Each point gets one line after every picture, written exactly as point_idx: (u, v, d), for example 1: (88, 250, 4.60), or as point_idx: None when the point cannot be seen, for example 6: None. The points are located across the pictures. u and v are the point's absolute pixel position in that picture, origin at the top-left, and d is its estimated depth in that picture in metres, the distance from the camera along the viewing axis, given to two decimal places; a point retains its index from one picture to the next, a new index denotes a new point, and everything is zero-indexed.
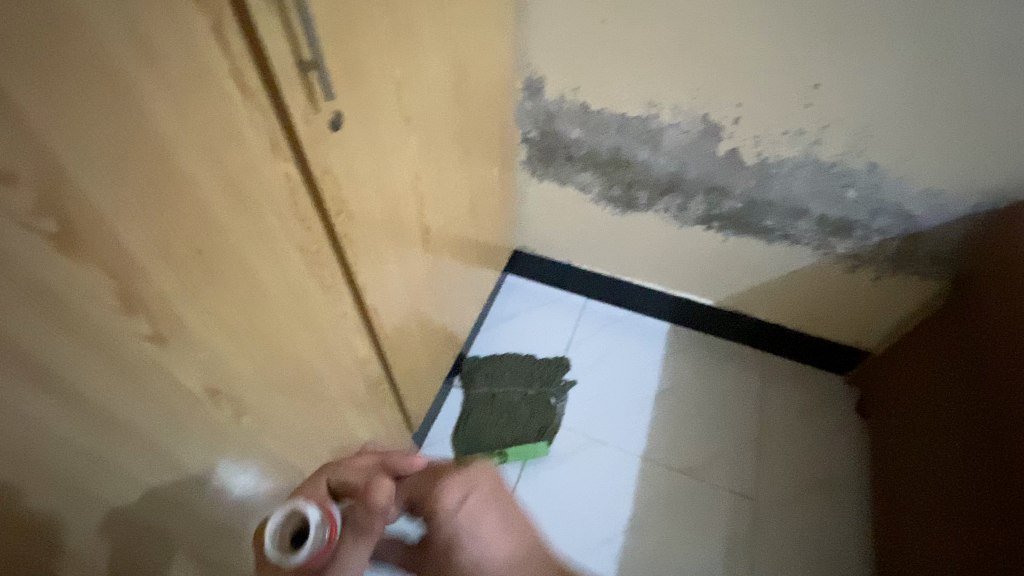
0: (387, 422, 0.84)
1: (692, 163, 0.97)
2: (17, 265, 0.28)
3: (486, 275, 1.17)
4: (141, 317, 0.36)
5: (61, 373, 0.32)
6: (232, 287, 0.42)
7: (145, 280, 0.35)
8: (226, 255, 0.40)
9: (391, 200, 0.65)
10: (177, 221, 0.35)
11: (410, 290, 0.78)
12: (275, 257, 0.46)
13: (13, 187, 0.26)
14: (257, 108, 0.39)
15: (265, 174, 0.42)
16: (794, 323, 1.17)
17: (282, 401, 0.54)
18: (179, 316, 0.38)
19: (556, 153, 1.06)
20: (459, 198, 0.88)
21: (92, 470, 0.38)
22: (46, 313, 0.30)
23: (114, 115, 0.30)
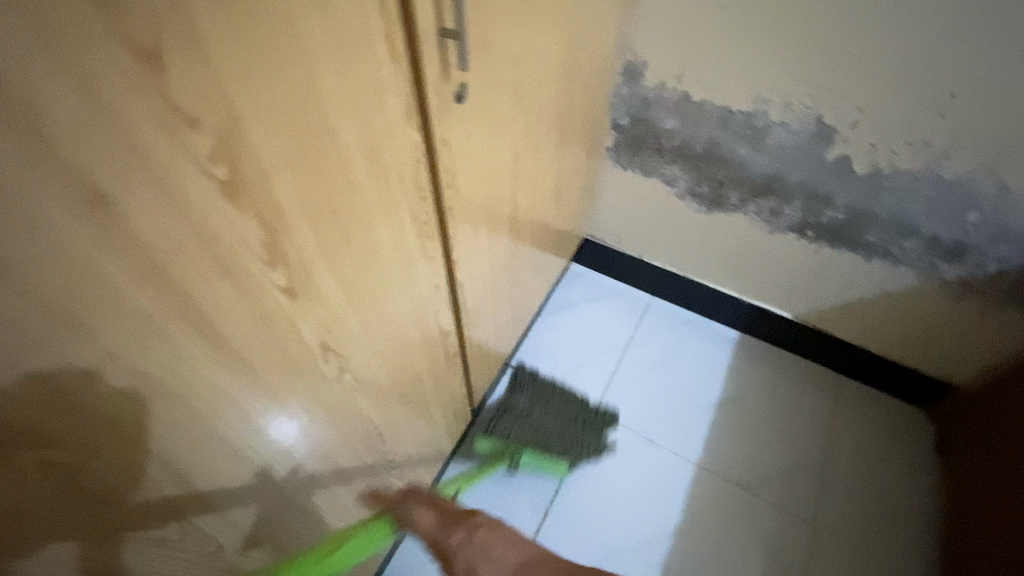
0: (454, 396, 0.85)
1: (796, 167, 0.91)
2: (192, 208, 0.30)
3: (556, 261, 1.15)
4: (279, 268, 0.37)
5: (212, 316, 0.34)
6: (352, 247, 0.43)
7: (288, 232, 0.36)
8: (352, 216, 0.41)
9: (492, 177, 0.64)
10: (319, 177, 0.37)
11: (492, 269, 0.78)
12: (391, 221, 0.47)
13: (197, 131, 0.28)
14: (398, 74, 0.39)
15: (395, 139, 0.42)
16: (878, 347, 1.10)
17: (375, 365, 0.55)
18: (308, 271, 0.40)
19: (647, 143, 1.02)
20: (548, 180, 0.86)
21: (223, 422, 0.40)
22: (209, 256, 0.32)
23: (282, 69, 0.31)
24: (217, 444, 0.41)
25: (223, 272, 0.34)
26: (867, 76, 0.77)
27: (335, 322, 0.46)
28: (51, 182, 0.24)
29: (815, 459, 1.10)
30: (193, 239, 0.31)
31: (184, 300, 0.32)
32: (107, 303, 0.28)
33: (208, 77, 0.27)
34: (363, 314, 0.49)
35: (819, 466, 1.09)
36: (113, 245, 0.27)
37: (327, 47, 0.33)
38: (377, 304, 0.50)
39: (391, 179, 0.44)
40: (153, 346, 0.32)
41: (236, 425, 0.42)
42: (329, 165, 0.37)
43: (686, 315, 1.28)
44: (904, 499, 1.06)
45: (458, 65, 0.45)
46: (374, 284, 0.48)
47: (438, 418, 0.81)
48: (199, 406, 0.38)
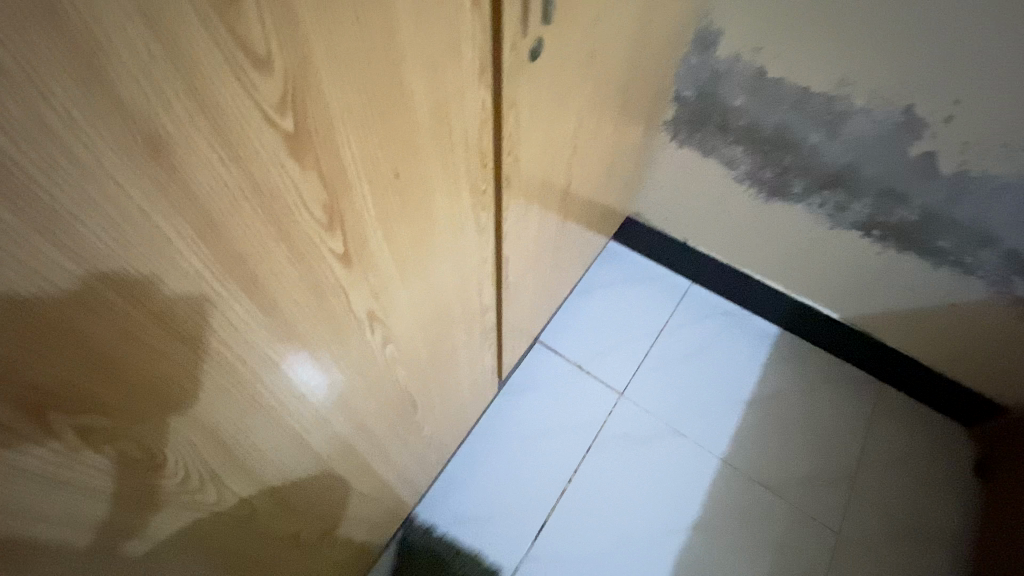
0: (486, 369, 0.83)
1: (872, 160, 0.84)
2: (255, 164, 0.27)
3: (598, 238, 1.11)
4: (337, 233, 0.34)
5: (264, 280, 0.32)
6: (409, 213, 0.40)
7: (351, 191, 0.34)
8: (412, 179, 0.38)
9: (552, 146, 0.60)
10: (386, 135, 0.34)
11: (537, 244, 0.74)
12: (452, 186, 0.43)
13: (268, 76, 0.25)
14: (478, 25, 0.35)
15: (465, 99, 0.39)
16: (929, 359, 1.04)
17: (416, 337, 0.53)
18: (363, 236, 0.37)
19: (710, 119, 0.95)
20: (603, 152, 0.81)
21: (266, 386, 0.39)
22: (267, 214, 0.30)
23: (361, 10, 0.27)
24: (259, 407, 0.39)
25: (280, 230, 0.31)
26: (972, 68, 0.69)
27: (385, 288, 0.43)
28: (109, 126, 0.21)
29: (845, 467, 1.07)
30: (255, 193, 0.28)
31: (238, 258, 0.30)
32: (161, 259, 0.26)
33: (279, 8, 0.24)
34: (412, 281, 0.46)
35: (848, 473, 1.06)
36: (174, 195, 0.24)
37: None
38: (426, 272, 0.48)
39: (456, 141, 0.41)
40: (202, 308, 0.30)
41: (279, 392, 0.40)
42: (396, 118, 0.34)
43: (724, 305, 1.23)
44: (935, 517, 1.02)
45: (540, 17, 0.40)
46: (427, 249, 0.45)
47: (469, 390, 0.79)
48: (243, 369, 0.36)
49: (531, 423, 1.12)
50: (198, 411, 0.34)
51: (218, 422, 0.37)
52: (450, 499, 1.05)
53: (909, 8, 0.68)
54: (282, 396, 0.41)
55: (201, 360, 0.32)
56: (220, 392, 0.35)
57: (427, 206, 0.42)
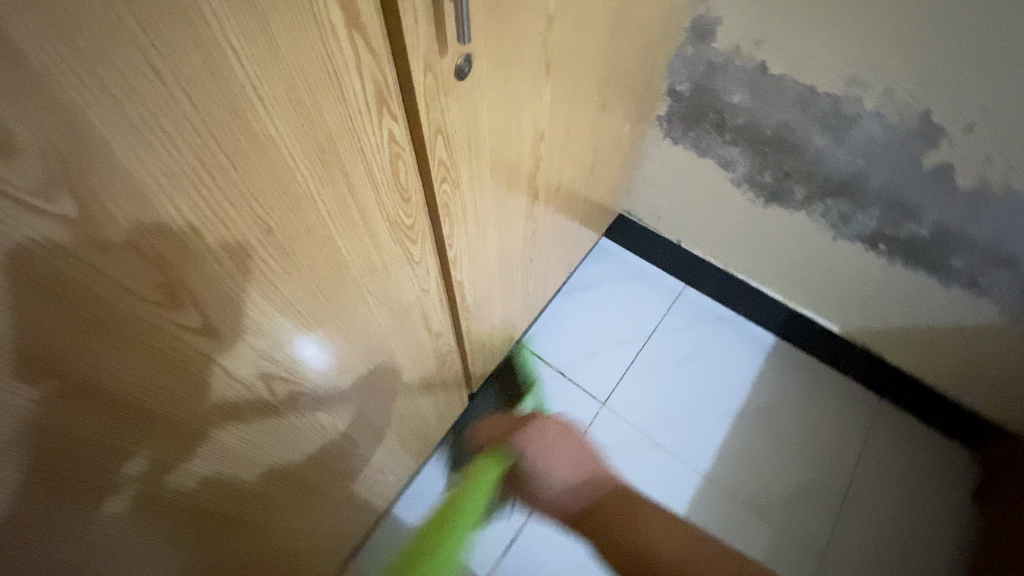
0: (447, 384, 0.79)
1: (881, 169, 0.76)
2: (26, 265, 0.23)
3: (584, 239, 1.04)
4: (184, 303, 0.31)
5: (85, 376, 0.29)
6: (291, 263, 0.37)
7: (194, 255, 0.30)
8: (291, 227, 0.35)
9: (510, 164, 0.54)
10: (239, 193, 0.30)
11: (503, 260, 0.68)
12: (356, 225, 0.39)
13: (18, 160, 0.21)
14: (362, 54, 0.31)
15: (361, 136, 0.34)
16: (933, 378, 0.98)
17: (334, 373, 0.50)
18: (224, 296, 0.34)
19: (707, 115, 0.87)
20: (580, 157, 0.74)
21: (138, 466, 0.35)
22: (68, 306, 0.26)
23: (167, 71, 0.23)
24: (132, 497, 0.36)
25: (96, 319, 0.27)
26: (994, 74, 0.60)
27: (275, 337, 0.40)
28: None
29: (836, 488, 1.02)
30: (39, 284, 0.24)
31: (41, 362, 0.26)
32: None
33: (26, 87, 0.20)
34: (313, 325, 0.42)
35: (838, 494, 1.01)
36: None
37: (235, 29, 0.25)
38: (332, 313, 0.44)
39: (350, 181, 0.36)
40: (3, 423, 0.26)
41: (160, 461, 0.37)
42: (249, 172, 0.30)
43: (719, 311, 1.17)
44: (927, 543, 0.97)
45: (452, 39, 0.35)
46: (327, 292, 0.41)
47: (425, 407, 0.76)
48: (90, 474, 0.32)
49: None
50: (33, 527, 0.31)
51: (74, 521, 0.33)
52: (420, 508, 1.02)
53: (914, 7, 0.60)
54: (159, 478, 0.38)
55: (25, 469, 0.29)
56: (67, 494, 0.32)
57: (315, 250, 0.37)
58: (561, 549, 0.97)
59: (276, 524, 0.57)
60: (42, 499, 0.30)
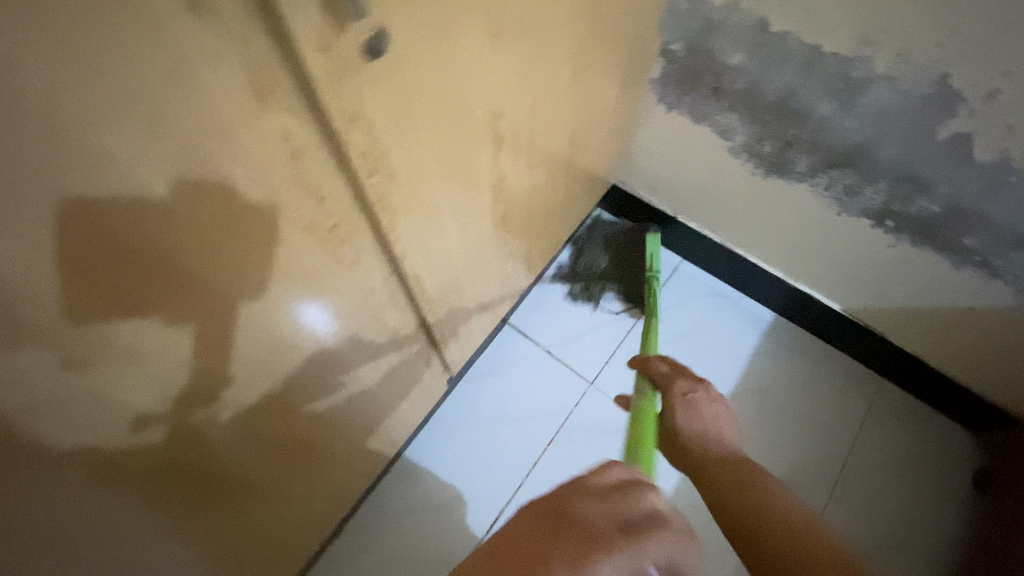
0: (419, 372, 0.76)
1: (891, 139, 0.69)
2: None
3: (573, 215, 0.99)
4: (25, 333, 0.29)
5: None
6: (170, 276, 0.34)
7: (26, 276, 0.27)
8: (157, 239, 0.32)
9: (464, 150, 0.49)
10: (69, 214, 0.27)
11: (471, 247, 0.63)
12: (253, 223, 0.36)
13: None
14: (221, 43, 0.27)
15: (238, 131, 0.31)
16: (938, 361, 0.92)
17: (261, 371, 0.48)
18: (79, 319, 0.31)
19: (703, 79, 0.79)
20: (559, 134, 0.67)
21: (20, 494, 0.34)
22: None
23: None
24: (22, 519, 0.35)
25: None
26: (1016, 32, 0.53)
27: (164, 346, 0.38)
28: None
29: (828, 470, 0.99)
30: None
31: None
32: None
33: None
34: (214, 327, 0.40)
35: (831, 477, 0.99)
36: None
37: (21, 27, 0.21)
38: (238, 317, 0.41)
39: (227, 182, 0.33)
40: None
41: (46, 482, 0.35)
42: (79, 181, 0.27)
43: (720, 288, 1.11)
44: (920, 528, 0.95)
45: (346, 18, 0.30)
46: (223, 294, 0.39)
47: (392, 394, 0.74)
48: None
49: (496, 410, 1.06)
50: None
51: None
52: (405, 488, 1.01)
53: None
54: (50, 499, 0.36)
55: None
56: None
57: (197, 256, 0.35)
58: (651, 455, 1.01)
59: (223, 521, 0.57)
60: None
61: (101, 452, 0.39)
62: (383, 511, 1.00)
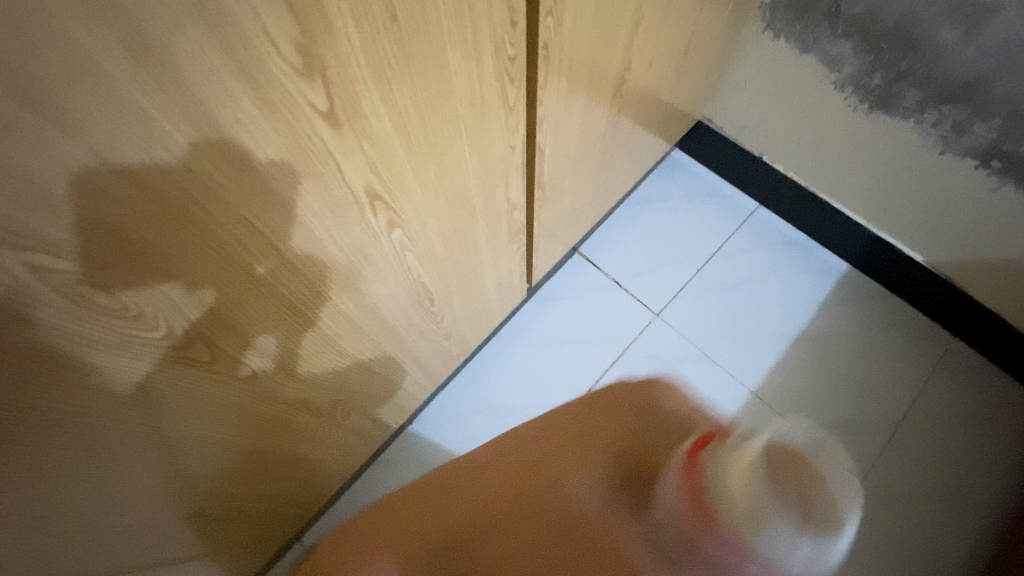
0: (513, 270, 0.81)
1: (1015, 72, 0.68)
2: (217, 11, 0.26)
3: (661, 143, 1.00)
4: (318, 91, 0.33)
5: (238, 148, 0.32)
6: (415, 72, 0.37)
7: (314, 35, 0.30)
8: (419, 33, 0.35)
9: (611, 21, 0.52)
10: None
11: (584, 138, 0.67)
12: (466, 45, 0.39)
13: None
14: None
15: None
16: (1020, 318, 0.92)
17: (427, 219, 0.52)
18: (355, 95, 0.35)
19: (821, 2, 0.78)
20: (674, 38, 0.70)
21: (263, 259, 0.40)
22: (232, 65, 0.28)
23: None
24: (250, 284, 0.40)
25: (239, 75, 0.29)
26: None
27: (378, 154, 0.41)
28: None
29: (887, 418, 1.00)
30: (194, 12, 0.25)
31: (180, 104, 0.27)
32: (52, 99, 0.23)
33: None
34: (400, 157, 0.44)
35: (888, 425, 1.00)
36: (84, 12, 0.22)
37: None
38: (435, 144, 0.45)
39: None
40: (188, 174, 0.30)
41: (278, 256, 0.41)
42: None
43: (709, 362, 1.05)
44: (973, 480, 0.96)
45: None
46: (420, 125, 0.42)
47: (491, 288, 0.78)
48: (230, 260, 0.37)
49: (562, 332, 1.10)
50: (199, 296, 0.37)
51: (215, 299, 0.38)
52: (471, 393, 1.07)
53: None
54: (263, 279, 0.41)
55: (197, 231, 0.33)
56: (209, 273, 0.36)
57: (421, 63, 0.37)
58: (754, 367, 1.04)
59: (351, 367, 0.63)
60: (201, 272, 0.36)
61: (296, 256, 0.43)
62: (449, 411, 1.05)
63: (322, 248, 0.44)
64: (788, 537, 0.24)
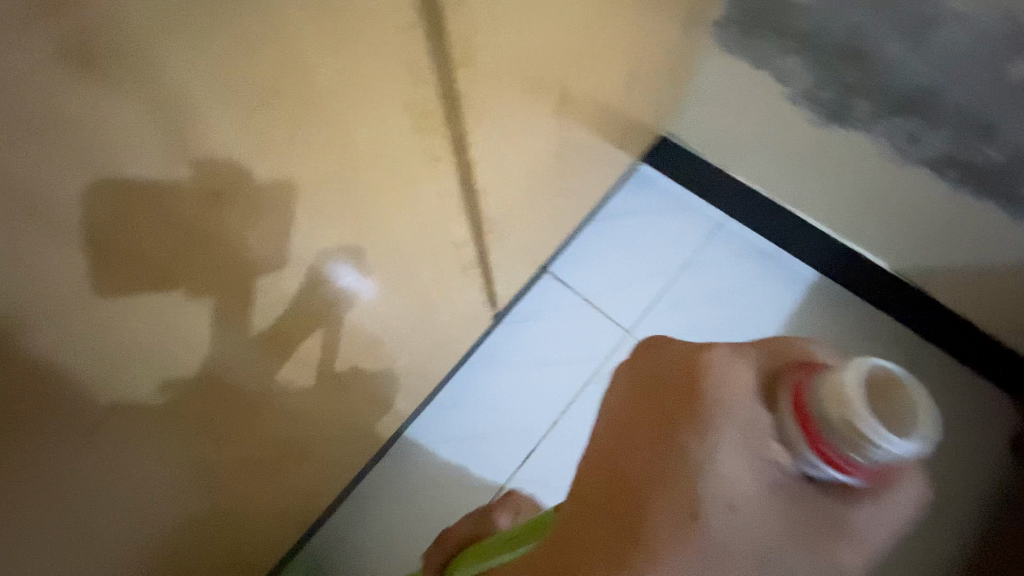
0: (472, 300, 0.80)
1: (962, 81, 0.67)
2: (55, 113, 0.24)
3: (621, 161, 0.99)
4: (199, 175, 0.32)
5: (118, 245, 0.30)
6: (312, 138, 0.36)
7: (191, 116, 0.29)
8: (307, 101, 0.34)
9: (537, 61, 0.51)
10: (249, 60, 0.30)
11: (530, 169, 0.66)
12: (366, 104, 0.38)
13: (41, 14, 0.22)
14: None
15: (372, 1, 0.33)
16: (985, 321, 0.92)
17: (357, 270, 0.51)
18: (247, 168, 0.34)
19: (768, 19, 0.78)
20: (619, 64, 0.69)
21: (170, 335, 0.38)
22: (87, 164, 0.27)
23: None
24: (158, 361, 0.39)
25: (97, 173, 0.27)
26: None
27: (286, 221, 0.40)
28: None
29: None
30: (25, 120, 0.24)
31: (36, 205, 0.26)
32: None
33: None
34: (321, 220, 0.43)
35: None
36: None
37: None
38: (349, 202, 0.44)
39: (346, 54, 0.34)
40: (59, 278, 0.29)
41: (187, 329, 0.39)
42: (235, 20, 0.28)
43: (721, 296, 1.09)
44: (952, 484, 0.96)
45: None
46: (331, 181, 0.41)
47: (449, 321, 0.77)
48: (126, 344, 0.36)
49: (534, 354, 1.08)
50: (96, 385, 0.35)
51: (114, 386, 0.37)
52: (445, 419, 1.05)
53: None
54: (173, 356, 0.40)
55: (79, 326, 0.32)
56: (102, 362, 0.35)
57: (317, 131, 0.36)
58: (767, 293, 1.08)
59: (298, 416, 0.62)
60: (91, 361, 0.34)
61: (212, 327, 0.41)
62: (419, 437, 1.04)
63: (236, 314, 0.43)
64: (878, 432, 0.30)
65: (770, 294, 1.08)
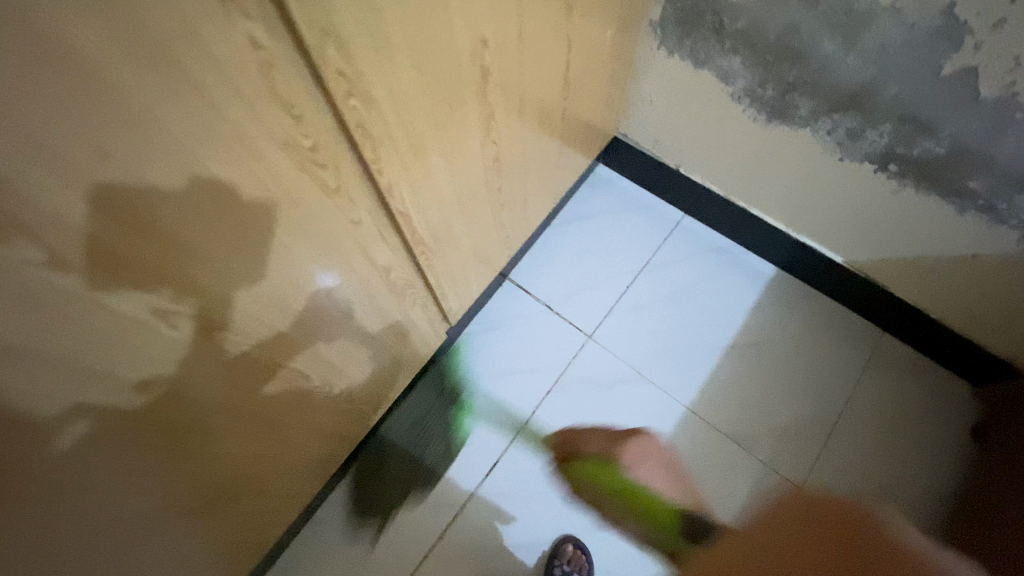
0: (418, 319, 0.78)
1: (896, 77, 0.66)
2: None
3: (572, 166, 0.98)
4: (47, 249, 0.29)
5: None
6: (182, 186, 0.34)
7: (18, 188, 0.27)
8: (168, 151, 0.32)
9: (446, 83, 0.50)
10: (87, 122, 0.28)
11: (461, 188, 0.64)
12: (240, 145, 0.36)
13: None
14: None
15: (226, 44, 0.31)
16: (937, 311, 0.92)
17: (269, 305, 0.49)
18: (106, 228, 0.32)
19: (703, 19, 0.77)
20: (550, 76, 0.67)
21: (53, 418, 0.36)
22: None
23: None
24: (30, 439, 0.35)
25: None
26: None
27: (168, 272, 0.38)
28: None
29: (824, 420, 1.00)
30: None
31: None
32: None
33: None
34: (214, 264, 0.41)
35: (822, 428, 0.99)
36: None
37: None
38: (243, 242, 0.42)
39: (205, 98, 0.32)
40: None
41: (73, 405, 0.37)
42: (56, 81, 0.25)
43: (691, 306, 1.07)
44: (915, 475, 0.96)
45: None
46: (217, 226, 0.39)
47: (393, 342, 0.75)
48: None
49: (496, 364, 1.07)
50: None
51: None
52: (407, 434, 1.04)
53: None
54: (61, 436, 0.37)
55: None
56: None
57: (187, 178, 0.34)
58: (735, 299, 1.07)
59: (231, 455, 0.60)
60: None
61: (104, 397, 0.39)
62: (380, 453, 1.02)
63: (131, 376, 0.40)
64: None
65: (740, 303, 1.07)
